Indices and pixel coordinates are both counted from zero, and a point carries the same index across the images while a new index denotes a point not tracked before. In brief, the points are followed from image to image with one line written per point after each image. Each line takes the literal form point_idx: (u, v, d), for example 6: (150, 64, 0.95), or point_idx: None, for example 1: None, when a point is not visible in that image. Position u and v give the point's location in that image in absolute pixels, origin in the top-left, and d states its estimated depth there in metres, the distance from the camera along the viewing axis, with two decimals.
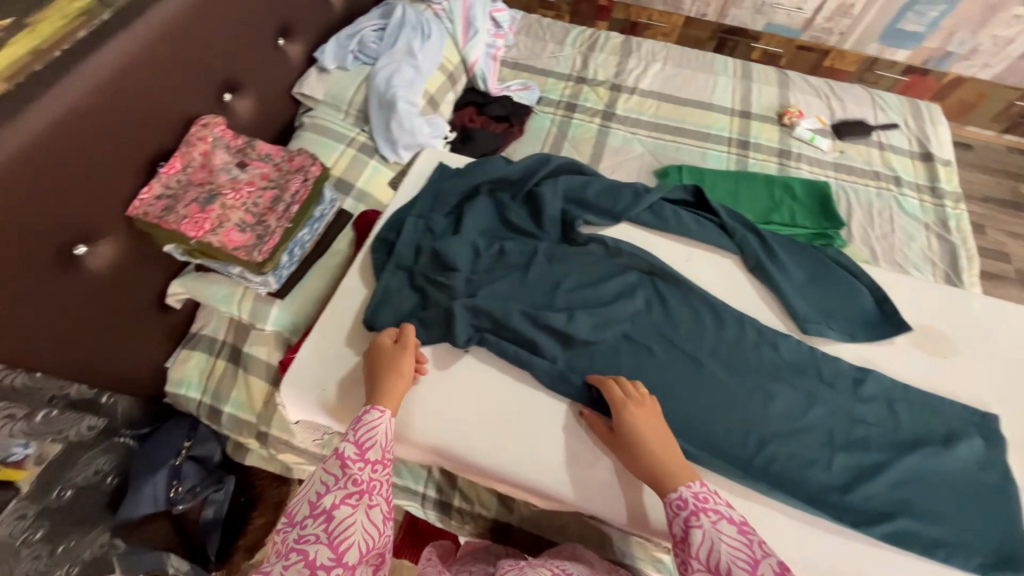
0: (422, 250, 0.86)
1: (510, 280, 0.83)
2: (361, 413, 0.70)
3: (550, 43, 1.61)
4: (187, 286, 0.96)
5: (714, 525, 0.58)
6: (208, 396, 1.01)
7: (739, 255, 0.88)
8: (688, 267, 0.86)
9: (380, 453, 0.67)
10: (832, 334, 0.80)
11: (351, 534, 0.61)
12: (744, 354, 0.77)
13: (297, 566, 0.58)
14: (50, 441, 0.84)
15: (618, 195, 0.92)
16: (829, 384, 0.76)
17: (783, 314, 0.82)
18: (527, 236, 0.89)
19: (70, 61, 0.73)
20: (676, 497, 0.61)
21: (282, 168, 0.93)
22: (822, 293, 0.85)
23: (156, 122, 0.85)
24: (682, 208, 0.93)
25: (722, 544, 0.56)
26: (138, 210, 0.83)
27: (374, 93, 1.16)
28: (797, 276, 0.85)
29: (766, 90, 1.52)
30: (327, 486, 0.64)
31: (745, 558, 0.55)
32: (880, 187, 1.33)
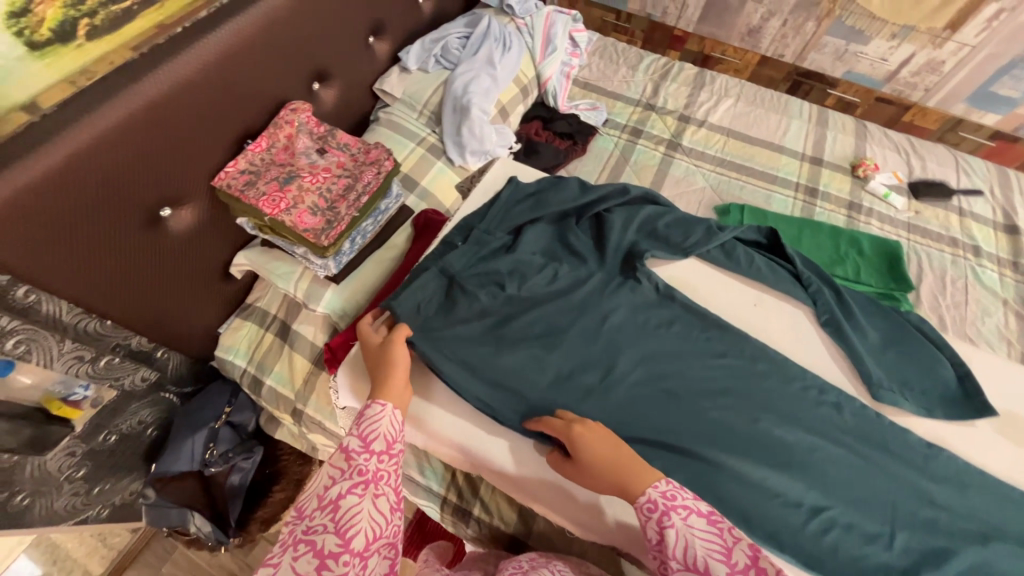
0: (474, 263, 0.85)
1: (563, 301, 0.82)
2: (364, 408, 0.69)
3: (623, 67, 1.62)
4: (251, 260, 1.00)
5: (685, 521, 0.56)
6: (253, 366, 1.04)
7: (811, 307, 0.84)
8: (757, 312, 0.84)
9: (385, 443, 0.66)
10: (907, 405, 0.76)
11: (358, 522, 0.59)
12: (805, 411, 0.74)
13: (307, 557, 0.56)
14: (107, 387, 0.91)
15: (689, 231, 0.91)
16: (897, 457, 0.71)
17: (855, 376, 0.79)
18: (582, 262, 0.87)
19: (188, 37, 0.79)
20: (644, 501, 0.59)
21: (358, 159, 0.97)
22: (897, 359, 0.80)
23: (252, 102, 0.90)
24: (755, 250, 0.91)
25: (695, 538, 0.55)
26: (223, 181, 0.88)
27: (450, 97, 1.19)
28: (872, 337, 0.82)
29: (842, 139, 1.47)
30: (333, 479, 0.63)
31: (719, 549, 0.54)
32: (957, 254, 1.25)
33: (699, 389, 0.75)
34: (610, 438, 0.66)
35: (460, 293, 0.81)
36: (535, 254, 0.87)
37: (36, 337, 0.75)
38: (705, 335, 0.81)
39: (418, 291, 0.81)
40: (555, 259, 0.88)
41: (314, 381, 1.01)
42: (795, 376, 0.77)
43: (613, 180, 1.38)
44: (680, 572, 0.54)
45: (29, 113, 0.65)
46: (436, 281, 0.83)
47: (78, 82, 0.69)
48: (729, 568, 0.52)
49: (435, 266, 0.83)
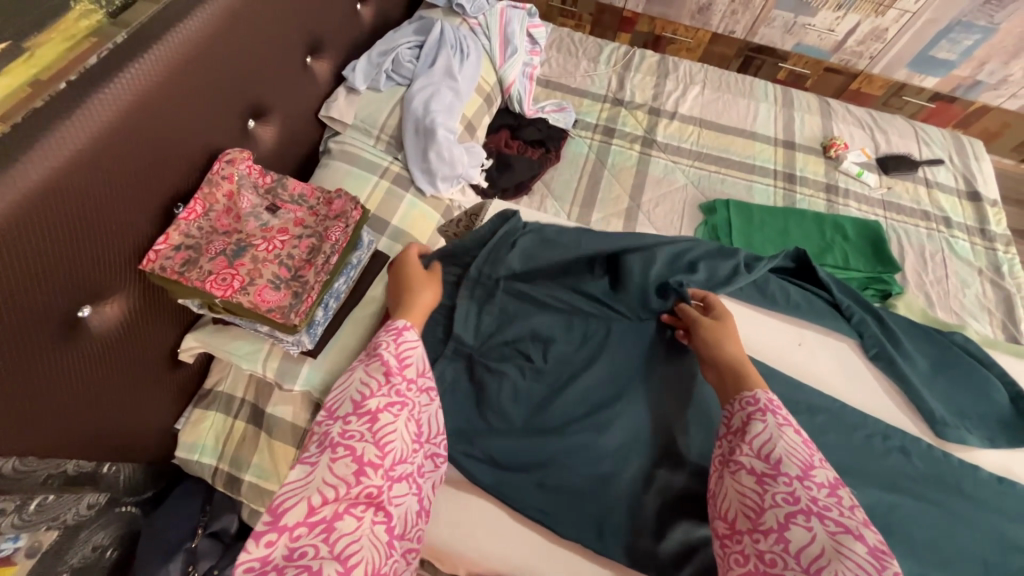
0: (486, 333, 0.79)
1: (597, 369, 0.77)
2: (401, 326, 0.71)
3: (583, 61, 1.52)
4: (205, 341, 0.84)
5: (778, 426, 0.60)
6: (227, 462, 0.89)
7: (858, 340, 0.80)
8: (803, 352, 0.79)
9: (417, 371, 0.70)
10: (974, 440, 0.72)
11: (393, 439, 0.63)
12: (871, 463, 0.69)
13: (346, 460, 0.60)
14: (44, 529, 0.75)
15: (715, 267, 0.83)
16: (963, 492, 0.68)
17: (916, 415, 0.74)
18: (604, 309, 0.80)
19: (77, 93, 0.61)
20: (750, 392, 0.64)
21: (320, 213, 0.82)
22: (953, 388, 0.77)
23: (176, 159, 0.73)
24: (786, 279, 0.87)
25: (780, 439, 0.59)
26: (154, 263, 0.71)
27: (410, 119, 1.05)
28: (920, 363, 0.79)
29: (809, 119, 1.46)
30: (371, 389, 0.65)
31: (800, 461, 0.58)
32: (931, 227, 1.28)
33: None
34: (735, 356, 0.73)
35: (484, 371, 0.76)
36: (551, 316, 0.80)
37: None
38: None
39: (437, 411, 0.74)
40: (575, 314, 0.81)
41: None
42: (841, 410, 0.72)
43: (593, 188, 1.29)
44: (749, 458, 0.59)
45: None
46: (454, 365, 0.78)
47: None
48: (803, 474, 0.56)
49: (448, 350, 0.78)
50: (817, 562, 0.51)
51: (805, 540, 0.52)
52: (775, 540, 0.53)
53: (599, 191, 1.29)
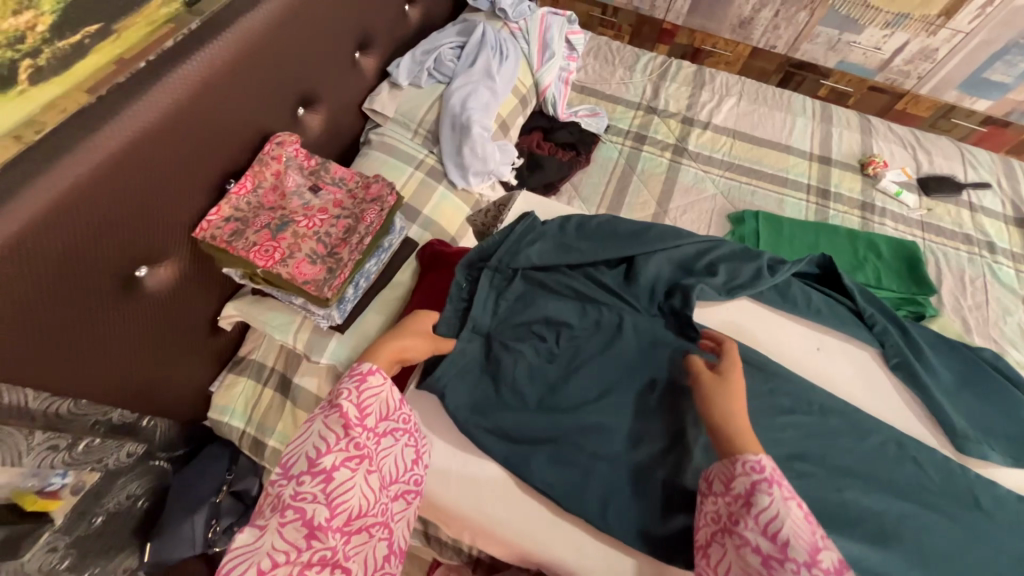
0: (503, 314, 0.81)
1: (609, 356, 0.77)
2: (364, 371, 0.69)
3: (619, 68, 1.54)
4: (243, 310, 0.90)
5: (785, 499, 0.55)
6: (253, 427, 0.94)
7: (879, 348, 0.79)
8: (822, 359, 0.78)
9: (379, 418, 0.68)
10: (995, 457, 0.70)
11: (349, 496, 0.62)
12: (890, 475, 0.67)
13: (295, 525, 0.59)
14: (89, 470, 0.80)
15: (736, 270, 0.82)
16: (987, 513, 0.65)
17: (936, 428, 0.73)
18: (618, 302, 0.81)
19: (155, 72, 0.68)
20: (752, 460, 0.58)
21: (357, 196, 0.87)
22: (975, 403, 0.75)
23: (233, 138, 0.80)
24: (810, 285, 0.85)
25: (787, 517, 0.54)
26: (206, 232, 0.77)
27: (447, 114, 1.09)
28: (945, 379, 0.76)
29: (848, 136, 1.43)
30: (327, 445, 0.63)
31: (807, 542, 0.52)
32: (972, 251, 1.23)
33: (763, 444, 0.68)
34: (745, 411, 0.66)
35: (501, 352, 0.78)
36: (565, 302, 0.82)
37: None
38: (767, 385, 0.73)
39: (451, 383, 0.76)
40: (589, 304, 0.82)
41: None
42: (859, 420, 0.71)
43: (621, 192, 1.31)
44: (753, 531, 0.55)
45: None
46: (472, 343, 0.79)
47: (24, 136, 0.58)
48: (812, 560, 0.51)
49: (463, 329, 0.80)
50: None
51: None
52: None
53: (626, 195, 1.30)
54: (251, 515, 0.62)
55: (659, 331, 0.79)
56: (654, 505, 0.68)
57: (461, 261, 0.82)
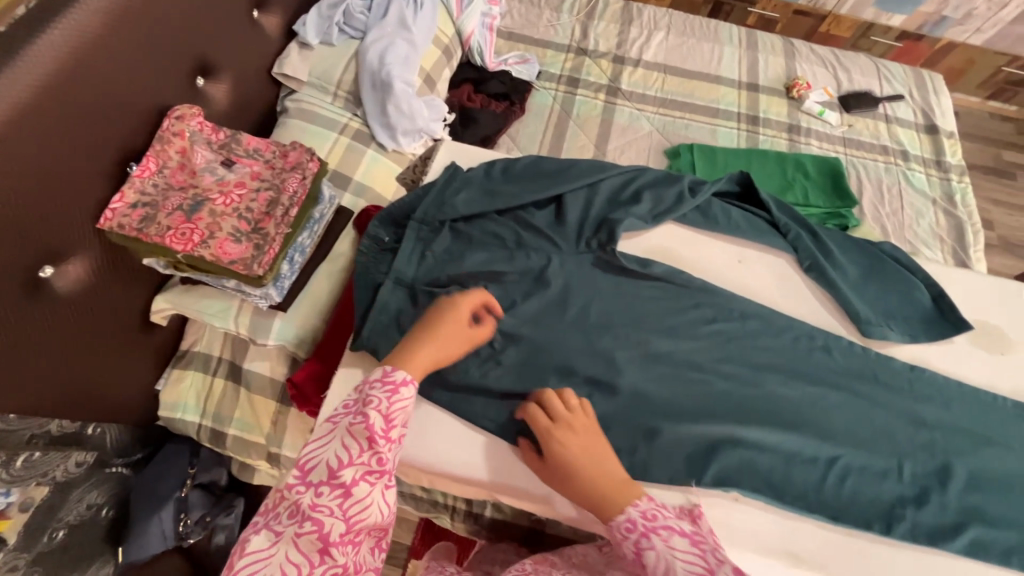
0: (430, 266, 0.78)
1: (541, 295, 0.75)
2: (398, 379, 0.58)
3: (546, 10, 1.49)
4: (175, 302, 0.85)
5: (666, 542, 0.53)
6: (209, 418, 0.92)
7: (793, 254, 0.83)
8: (741, 270, 0.81)
9: (406, 427, 0.59)
10: (894, 335, 0.77)
11: (368, 512, 0.55)
12: (807, 365, 0.74)
13: (310, 538, 0.53)
14: (36, 484, 0.77)
15: (660, 196, 0.83)
16: (886, 386, 0.73)
17: (843, 317, 0.79)
18: (548, 244, 0.79)
19: (9, 46, 0.60)
20: (622, 520, 0.55)
21: (276, 166, 0.83)
22: (878, 291, 0.81)
23: (123, 115, 0.73)
24: (730, 202, 0.86)
25: (674, 561, 0.51)
26: (112, 222, 0.72)
27: (364, 72, 1.03)
28: (850, 273, 0.81)
29: (774, 61, 1.46)
30: (349, 456, 0.55)
31: (701, 572, 0.50)
32: (888, 161, 1.31)
33: (694, 357, 0.73)
34: (600, 455, 0.59)
35: (428, 299, 0.74)
36: (489, 247, 0.79)
37: None
38: (694, 301, 0.77)
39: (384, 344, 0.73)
40: (519, 246, 0.79)
41: (285, 419, 0.91)
42: (782, 324, 0.76)
43: (559, 139, 1.30)
44: None
45: None
46: (397, 295, 0.76)
47: None
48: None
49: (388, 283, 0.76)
50: None
51: None
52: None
53: (564, 141, 1.29)
54: (263, 513, 0.56)
55: (590, 264, 0.78)
56: None
57: (380, 216, 0.79)
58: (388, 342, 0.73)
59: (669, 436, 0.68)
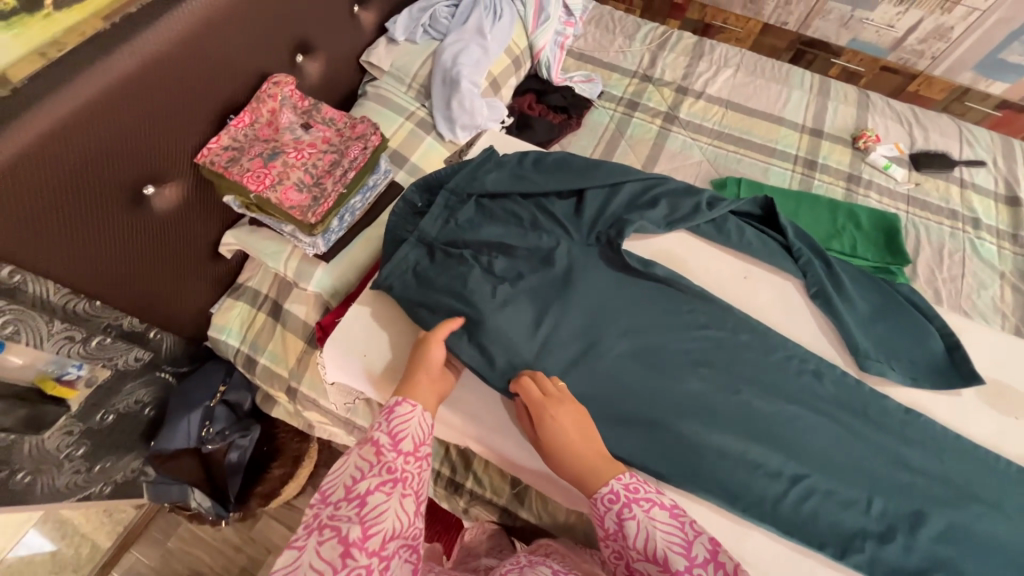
0: (452, 230, 0.85)
1: (543, 273, 0.80)
2: (393, 403, 0.66)
3: (619, 37, 1.56)
4: (240, 238, 0.98)
5: (647, 513, 0.58)
6: (247, 345, 1.04)
7: (802, 280, 0.84)
8: (745, 285, 0.84)
9: (415, 443, 0.63)
10: (894, 375, 0.76)
11: (384, 519, 0.56)
12: (797, 391, 0.74)
13: (331, 543, 0.54)
14: (101, 365, 0.91)
15: (677, 204, 0.88)
16: (875, 424, 0.72)
17: (843, 348, 0.79)
18: (559, 230, 0.84)
19: (162, 5, 0.76)
20: (606, 492, 0.60)
21: (344, 134, 0.95)
22: (886, 331, 0.80)
23: (233, 73, 0.88)
24: (747, 222, 0.89)
25: (655, 531, 0.57)
26: (206, 158, 0.86)
27: (438, 69, 1.15)
28: (861, 308, 0.81)
29: (844, 110, 1.43)
30: (362, 469, 0.59)
31: (679, 541, 0.56)
32: (955, 226, 1.24)
33: (683, 362, 0.75)
34: (581, 432, 0.65)
35: (442, 256, 0.82)
36: (508, 225, 0.85)
37: (23, 317, 0.74)
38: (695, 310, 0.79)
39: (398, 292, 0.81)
40: (533, 227, 0.85)
41: (308, 359, 1.01)
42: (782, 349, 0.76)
43: (608, 154, 1.35)
44: (641, 559, 0.57)
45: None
46: (416, 250, 0.84)
47: (49, 54, 0.68)
48: (688, 561, 0.55)
49: (412, 240, 0.84)
50: None
51: None
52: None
53: (612, 158, 1.35)
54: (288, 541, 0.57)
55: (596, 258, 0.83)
56: None
57: (417, 183, 0.89)
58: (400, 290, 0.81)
59: (642, 428, 0.71)
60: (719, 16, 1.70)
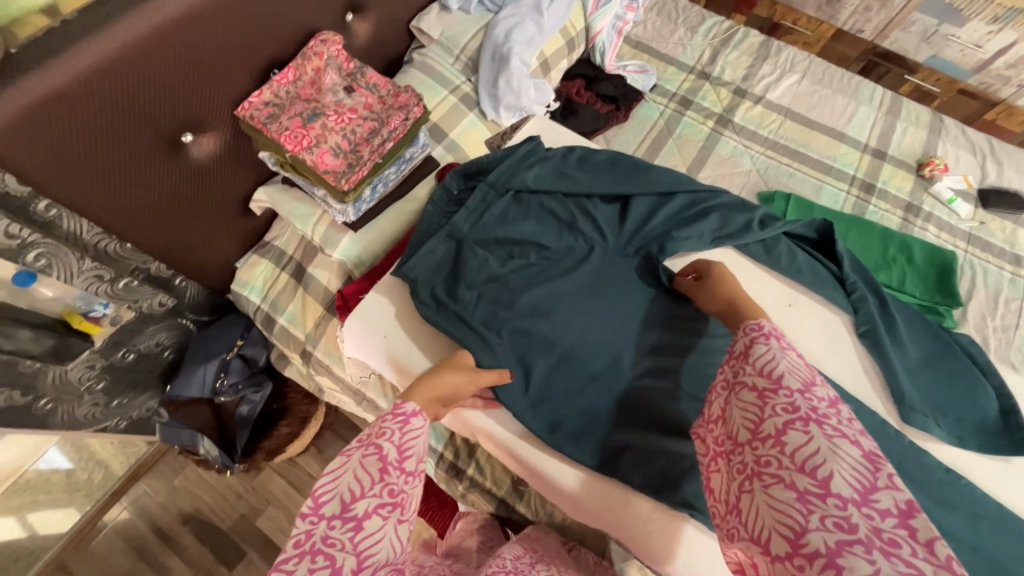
0: (482, 226, 0.82)
1: (575, 278, 0.79)
2: (408, 411, 0.63)
3: (680, 28, 1.47)
4: (271, 197, 0.97)
5: (781, 348, 0.59)
6: (267, 304, 1.04)
7: (851, 316, 0.80)
8: (789, 313, 0.80)
9: (416, 461, 0.62)
10: (937, 432, 0.72)
11: (378, 547, 0.56)
12: None
13: (324, 574, 0.52)
14: (127, 307, 0.93)
15: (728, 219, 0.83)
16: (909, 478, 0.69)
17: (885, 395, 0.75)
18: (597, 236, 0.82)
19: None
20: (757, 323, 0.62)
21: (386, 102, 0.92)
22: (936, 382, 0.76)
23: (281, 27, 0.85)
24: (800, 246, 0.85)
25: (782, 359, 0.58)
26: (246, 111, 0.84)
27: (489, 43, 1.10)
28: (912, 355, 0.77)
29: (913, 133, 1.33)
30: (361, 488, 0.57)
31: (801, 377, 0.57)
32: (1016, 273, 1.16)
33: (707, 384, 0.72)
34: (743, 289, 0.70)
35: (468, 253, 0.79)
36: (544, 222, 0.83)
37: (56, 252, 0.75)
38: (724, 330, 0.77)
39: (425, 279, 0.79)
40: (571, 227, 0.83)
41: (325, 325, 1.00)
42: None
43: (652, 152, 1.29)
44: (753, 375, 0.59)
45: (47, 16, 0.64)
46: (445, 245, 0.81)
47: None
48: (802, 388, 0.56)
49: (442, 233, 0.82)
50: (812, 464, 0.51)
51: (802, 443, 0.52)
52: (773, 445, 0.54)
53: (657, 156, 1.29)
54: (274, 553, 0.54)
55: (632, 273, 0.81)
56: (601, 420, 0.74)
57: (456, 169, 0.86)
58: (424, 276, 0.79)
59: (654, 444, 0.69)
60: (789, 16, 1.58)
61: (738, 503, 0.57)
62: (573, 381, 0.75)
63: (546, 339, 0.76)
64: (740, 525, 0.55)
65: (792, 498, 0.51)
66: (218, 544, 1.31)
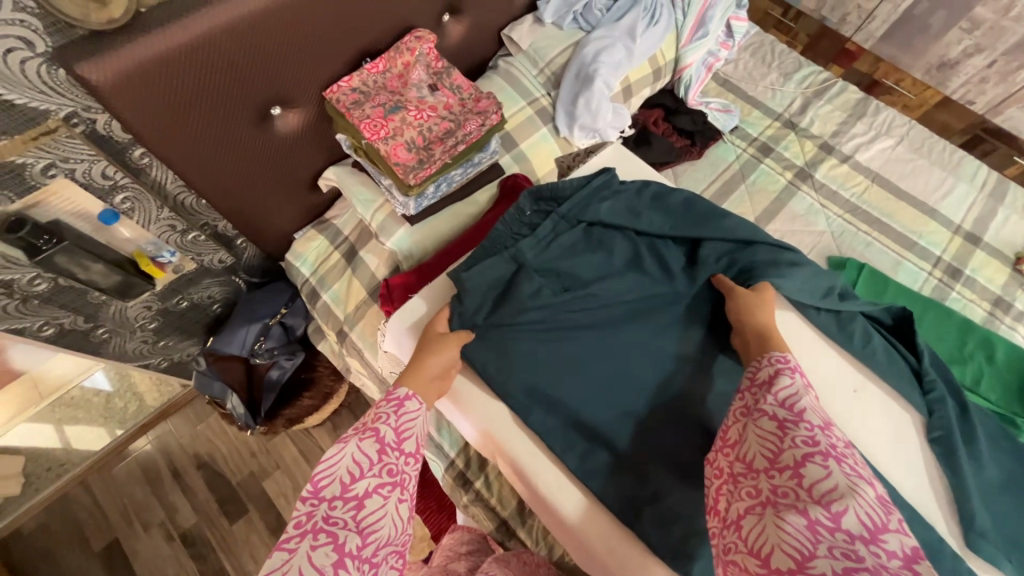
0: (548, 257, 0.81)
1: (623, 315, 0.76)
2: (402, 396, 0.65)
3: (773, 73, 1.42)
4: (339, 176, 0.99)
5: (804, 384, 0.60)
6: (316, 278, 1.07)
7: (924, 416, 0.73)
8: (855, 402, 0.74)
9: (415, 444, 0.64)
10: (1008, 567, 0.64)
11: (380, 524, 0.57)
12: None
13: (326, 550, 0.52)
14: (190, 258, 0.98)
15: (809, 283, 0.78)
16: None
17: (952, 513, 0.68)
18: (662, 281, 0.80)
19: None
20: (779, 355, 0.63)
21: (466, 106, 0.93)
22: (1013, 510, 0.68)
23: (381, 21, 0.88)
24: (876, 329, 0.80)
25: (804, 396, 0.59)
26: (334, 95, 0.87)
27: (576, 61, 1.09)
28: (989, 473, 0.70)
29: (1016, 222, 1.22)
30: (361, 468, 0.58)
31: (820, 416, 0.58)
32: None
33: None
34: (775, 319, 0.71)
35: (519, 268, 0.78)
36: (609, 255, 0.81)
37: (140, 198, 0.82)
38: None
39: (471, 287, 0.79)
40: (634, 264, 0.82)
41: (365, 311, 1.02)
42: None
43: (721, 195, 1.25)
44: (771, 405, 0.59)
45: None
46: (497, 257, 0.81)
47: None
48: (821, 423, 0.56)
49: (506, 254, 0.81)
50: (828, 497, 0.50)
51: (820, 476, 0.51)
52: (790, 475, 0.53)
53: (725, 200, 1.24)
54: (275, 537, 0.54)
55: (682, 321, 0.78)
56: (623, 468, 0.71)
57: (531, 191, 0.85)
58: (471, 284, 0.79)
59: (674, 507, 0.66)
60: (891, 75, 1.49)
61: (736, 520, 0.55)
62: (606, 417, 0.72)
63: (582, 371, 0.74)
64: (738, 539, 0.54)
65: (802, 525, 0.50)
66: (224, 495, 1.35)
